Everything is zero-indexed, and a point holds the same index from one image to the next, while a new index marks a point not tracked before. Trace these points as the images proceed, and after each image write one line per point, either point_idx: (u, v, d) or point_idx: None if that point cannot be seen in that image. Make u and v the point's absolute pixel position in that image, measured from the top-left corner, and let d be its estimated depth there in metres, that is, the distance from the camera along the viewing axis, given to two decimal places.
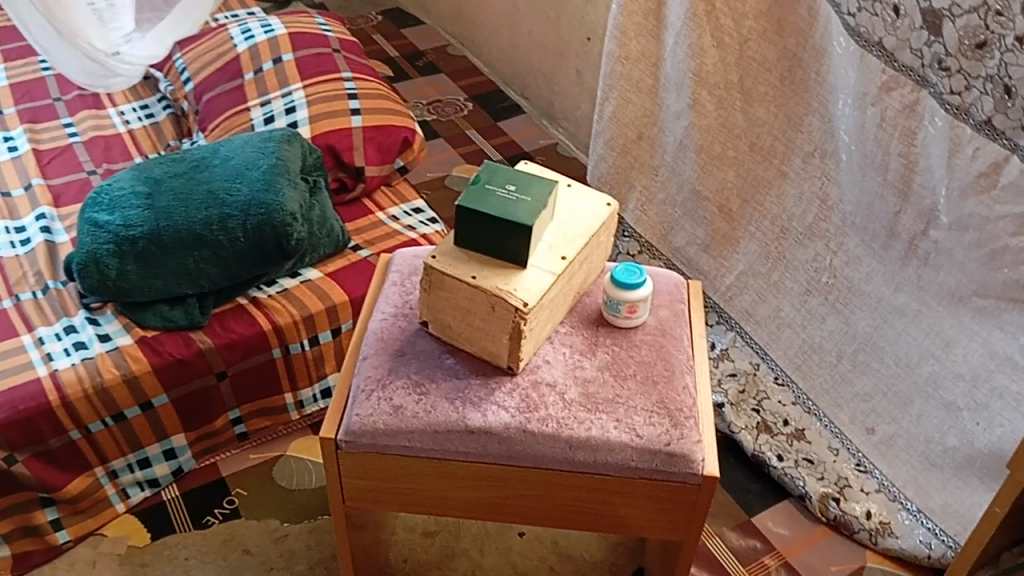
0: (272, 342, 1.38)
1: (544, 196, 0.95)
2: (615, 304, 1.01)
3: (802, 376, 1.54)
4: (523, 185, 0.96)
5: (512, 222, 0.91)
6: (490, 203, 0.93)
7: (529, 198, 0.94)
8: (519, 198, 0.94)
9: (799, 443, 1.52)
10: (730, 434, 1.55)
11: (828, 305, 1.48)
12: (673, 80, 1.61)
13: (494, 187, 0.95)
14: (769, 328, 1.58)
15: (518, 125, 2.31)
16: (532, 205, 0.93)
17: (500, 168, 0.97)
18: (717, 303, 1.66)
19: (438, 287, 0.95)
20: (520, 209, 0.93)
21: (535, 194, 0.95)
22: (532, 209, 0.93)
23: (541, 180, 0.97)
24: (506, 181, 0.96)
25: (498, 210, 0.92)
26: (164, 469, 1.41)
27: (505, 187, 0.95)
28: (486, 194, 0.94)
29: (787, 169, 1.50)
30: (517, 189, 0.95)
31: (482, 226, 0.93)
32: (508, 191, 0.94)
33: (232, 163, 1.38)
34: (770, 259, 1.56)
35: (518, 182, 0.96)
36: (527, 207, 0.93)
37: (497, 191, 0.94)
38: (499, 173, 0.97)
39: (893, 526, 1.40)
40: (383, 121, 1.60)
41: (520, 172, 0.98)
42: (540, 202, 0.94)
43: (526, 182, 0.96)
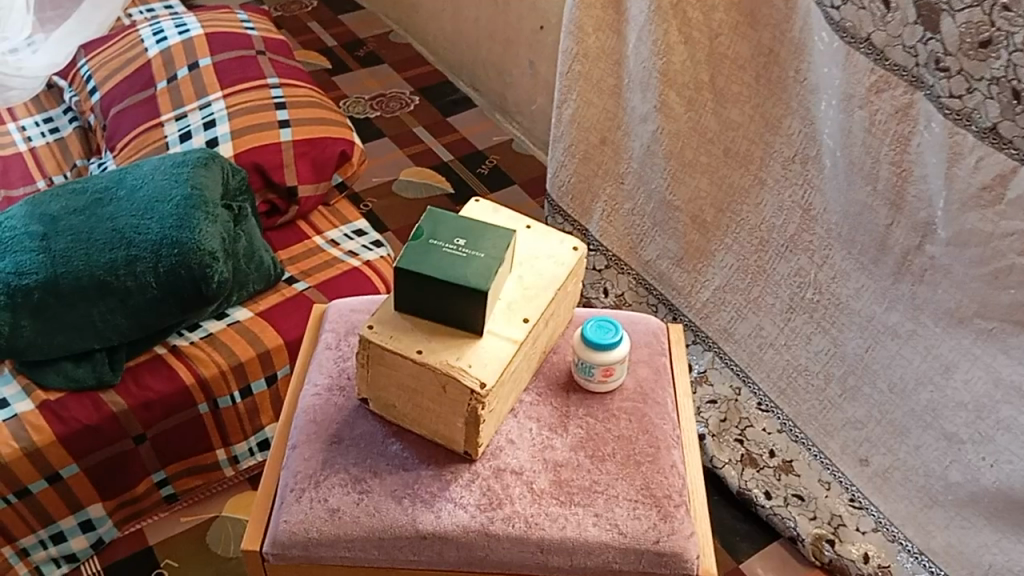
0: (196, 397, 1.21)
1: (500, 248, 0.80)
2: (588, 367, 0.86)
3: (786, 402, 1.42)
4: (474, 237, 0.80)
5: (464, 286, 0.76)
6: (436, 264, 0.77)
7: (482, 253, 0.79)
8: (471, 254, 0.79)
9: (786, 476, 1.41)
10: (713, 469, 1.46)
11: (814, 324, 1.36)
12: (637, 80, 1.45)
13: (439, 242, 0.79)
14: (749, 348, 1.45)
15: (468, 120, 2.14)
16: (487, 261, 0.78)
17: (446, 217, 0.82)
18: (693, 322, 1.53)
19: (377, 363, 0.80)
20: (473, 268, 0.77)
21: (490, 247, 0.80)
22: (487, 268, 0.78)
23: (496, 228, 0.82)
24: (453, 233, 0.80)
25: (446, 272, 0.77)
26: (83, 543, 1.23)
27: (453, 241, 0.80)
28: (430, 252, 0.78)
29: (766, 176, 1.35)
30: (467, 242, 0.80)
31: (427, 290, 0.78)
32: (456, 246, 0.79)
33: (140, 195, 1.20)
34: (748, 273, 1.43)
35: (468, 234, 0.81)
36: (481, 266, 0.78)
37: (444, 246, 0.79)
38: (444, 223, 0.81)
39: (893, 569, 1.30)
40: (316, 133, 1.43)
41: (470, 220, 0.83)
42: (496, 258, 0.79)
43: (478, 232, 0.81)
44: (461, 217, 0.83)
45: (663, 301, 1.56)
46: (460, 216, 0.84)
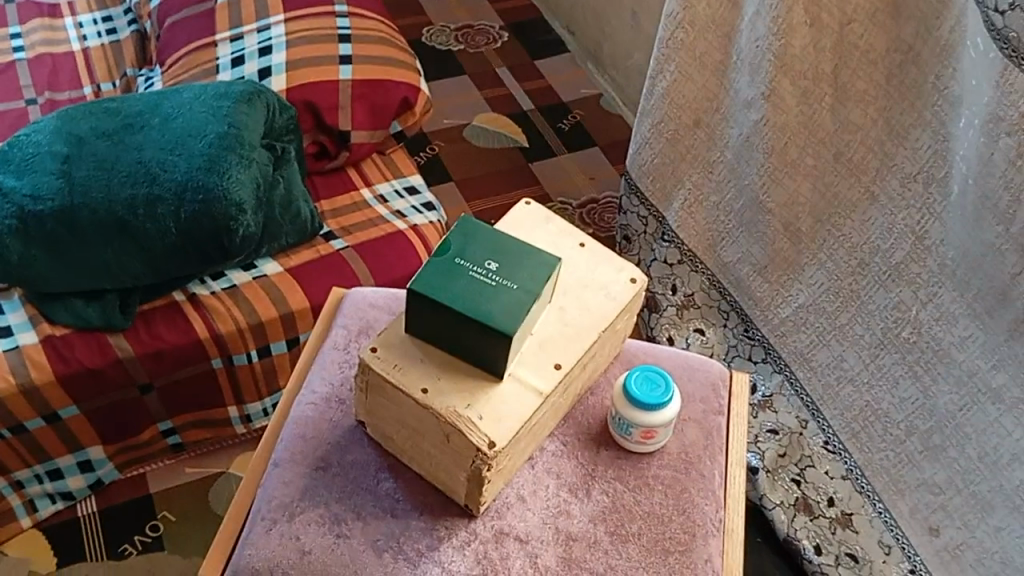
0: (209, 353, 1.12)
1: (538, 280, 0.66)
2: (626, 426, 0.73)
3: (857, 446, 1.26)
4: (509, 261, 0.67)
5: (487, 324, 0.63)
6: (457, 292, 0.64)
7: (515, 284, 0.66)
8: (501, 284, 0.65)
9: (842, 531, 1.28)
10: (761, 506, 1.34)
11: (904, 367, 1.19)
12: (747, 61, 1.26)
13: (466, 263, 0.66)
14: (825, 379, 1.29)
15: (558, 67, 1.97)
16: (519, 296, 0.65)
17: (480, 231, 0.69)
18: (765, 337, 1.37)
19: (376, 393, 0.68)
20: (500, 303, 0.64)
21: (526, 277, 0.66)
22: (518, 305, 0.64)
23: (537, 252, 0.69)
24: (485, 253, 0.67)
25: (468, 304, 0.64)
26: (80, 483, 1.18)
27: (483, 263, 0.66)
28: (453, 275, 0.65)
29: (879, 191, 1.17)
30: (499, 267, 0.66)
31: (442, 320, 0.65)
32: (486, 271, 0.66)
33: (173, 126, 1.10)
34: (839, 296, 1.26)
35: (502, 256, 0.67)
36: (511, 302, 0.64)
37: (471, 269, 0.66)
38: (476, 239, 0.68)
39: None
40: (378, 74, 1.29)
41: (508, 237, 0.69)
42: (531, 292, 0.65)
43: (515, 255, 0.68)
44: (498, 231, 0.69)
45: (736, 309, 1.40)
46: (497, 230, 0.70)
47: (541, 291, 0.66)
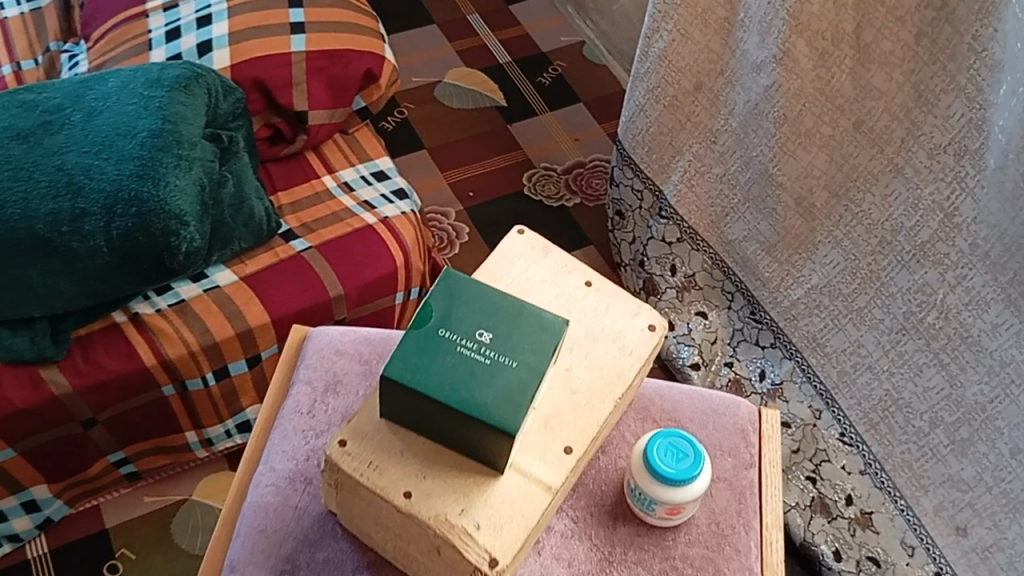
0: (158, 379, 0.99)
1: (544, 354, 0.53)
2: (649, 502, 0.62)
3: (877, 438, 1.15)
4: (507, 327, 0.54)
5: (482, 423, 0.51)
6: (442, 379, 0.51)
7: (516, 361, 0.53)
8: (498, 362, 0.52)
9: (863, 532, 1.17)
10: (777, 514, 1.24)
11: (929, 354, 1.07)
12: (755, 18, 1.12)
13: (451, 336, 0.53)
14: (841, 365, 1.18)
15: (536, 13, 1.79)
16: (522, 378, 0.52)
17: (467, 288, 0.55)
18: (774, 320, 1.25)
19: (349, 493, 0.56)
20: (498, 392, 0.51)
21: (529, 350, 0.53)
22: (521, 393, 0.52)
23: (540, 311, 0.55)
24: (474, 319, 0.54)
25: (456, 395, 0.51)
26: (26, 524, 1.05)
27: (473, 334, 0.53)
28: (435, 355, 0.52)
29: (904, 162, 1.04)
30: (494, 339, 0.53)
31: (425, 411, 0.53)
32: (477, 345, 0.53)
33: (98, 122, 0.94)
34: (857, 277, 1.13)
35: (497, 322, 0.54)
36: (512, 387, 0.52)
37: (459, 343, 0.53)
38: (462, 300, 0.54)
39: None
40: (338, 44, 1.13)
41: (501, 292, 0.56)
42: (537, 372, 0.52)
43: (513, 318, 0.54)
44: (490, 286, 0.56)
45: (741, 289, 1.28)
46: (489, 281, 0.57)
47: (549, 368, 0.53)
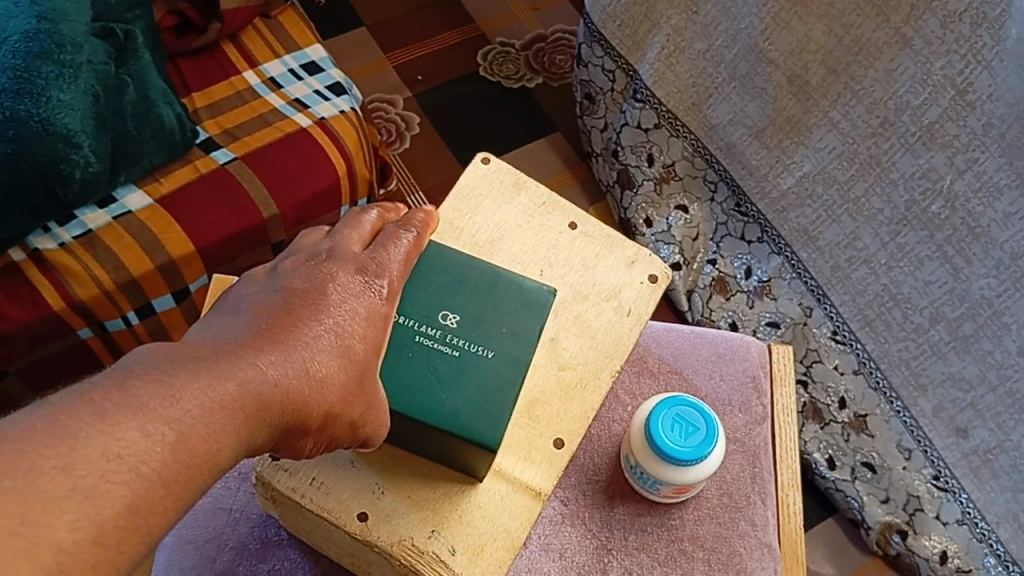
0: (71, 324, 0.86)
1: (522, 341, 0.54)
2: (653, 482, 0.65)
3: (871, 336, 1.04)
4: (476, 306, 0.54)
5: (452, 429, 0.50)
6: (404, 377, 0.51)
7: (486, 348, 0.53)
8: (469, 352, 0.52)
9: (857, 437, 1.08)
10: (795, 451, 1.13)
11: (932, 247, 0.96)
12: None
13: (411, 324, 0.53)
14: (834, 260, 1.06)
15: None
16: (495, 370, 0.52)
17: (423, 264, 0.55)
18: (762, 213, 1.13)
19: (311, 516, 0.56)
20: (466, 384, 0.52)
21: (504, 337, 0.53)
22: (492, 386, 0.52)
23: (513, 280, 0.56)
24: (438, 303, 0.54)
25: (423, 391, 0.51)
26: None
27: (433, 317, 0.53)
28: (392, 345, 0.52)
29: (913, 32, 0.91)
30: (461, 324, 0.53)
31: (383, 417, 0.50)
32: (439, 329, 0.53)
33: None
34: (854, 162, 1.01)
35: (462, 303, 0.54)
36: (481, 380, 0.52)
37: (418, 331, 0.53)
38: (423, 284, 0.54)
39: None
40: None
41: (469, 263, 0.56)
42: (513, 362, 0.53)
43: (483, 293, 0.55)
44: (453, 255, 0.56)
45: (725, 179, 1.16)
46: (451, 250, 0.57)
47: (530, 355, 0.53)
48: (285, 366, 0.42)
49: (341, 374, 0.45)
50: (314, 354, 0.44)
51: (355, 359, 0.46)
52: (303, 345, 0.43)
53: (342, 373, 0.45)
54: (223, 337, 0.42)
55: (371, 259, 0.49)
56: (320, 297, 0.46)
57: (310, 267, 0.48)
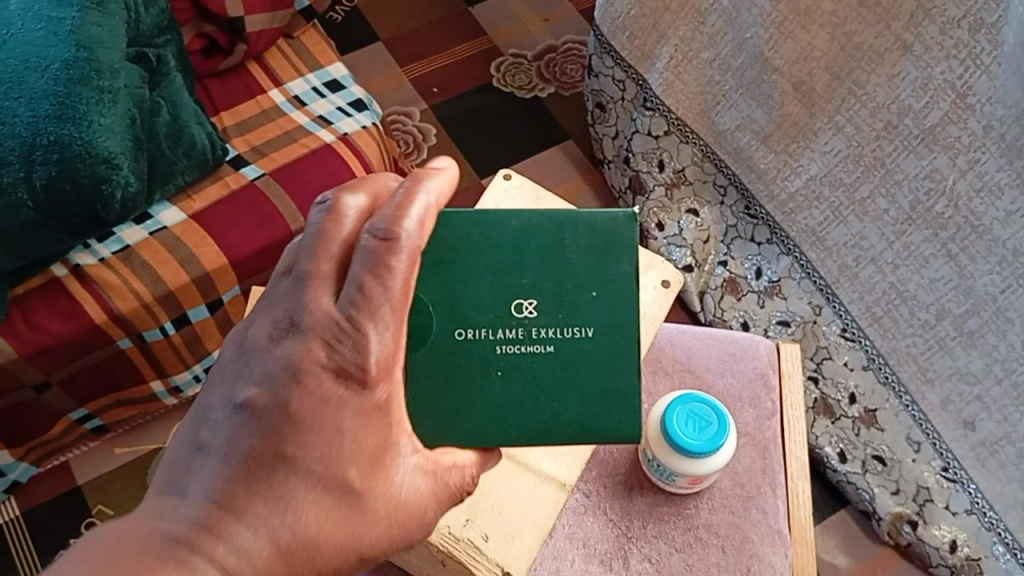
0: (112, 336, 0.90)
1: (612, 302, 0.53)
2: (669, 473, 0.68)
3: (880, 333, 1.08)
4: (550, 279, 0.52)
5: (581, 426, 0.52)
6: (501, 395, 0.52)
7: (580, 321, 0.52)
8: (560, 339, 0.52)
9: (867, 431, 1.11)
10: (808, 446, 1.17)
11: (937, 245, 0.99)
12: None
13: (484, 335, 0.52)
14: (841, 259, 1.09)
15: None
16: (597, 345, 0.52)
17: (468, 251, 0.53)
18: (772, 216, 1.16)
19: None
20: (576, 367, 0.52)
21: (591, 308, 0.52)
22: (602, 358, 0.52)
23: (579, 230, 0.53)
24: (512, 291, 0.52)
25: (534, 399, 0.52)
26: None
27: (510, 316, 0.52)
28: (475, 362, 0.52)
29: (914, 39, 0.94)
30: (540, 308, 0.52)
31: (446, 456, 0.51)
32: (520, 326, 0.52)
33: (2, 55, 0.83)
34: (859, 164, 1.04)
35: (535, 285, 0.53)
36: (589, 359, 0.52)
37: (494, 337, 0.52)
38: (486, 274, 0.53)
39: (983, 563, 1.04)
40: None
41: (530, 230, 0.53)
42: (610, 327, 0.52)
43: (554, 259, 0.53)
44: (508, 223, 0.53)
45: (734, 183, 1.19)
46: (511, 223, 0.53)
47: (624, 316, 0.53)
48: (247, 543, 0.40)
49: (324, 524, 0.42)
50: (283, 509, 0.41)
51: (342, 489, 0.43)
52: (262, 506, 0.41)
53: (323, 513, 0.42)
54: (178, 514, 0.41)
55: (351, 315, 0.42)
56: (285, 433, 0.42)
57: (279, 357, 0.43)
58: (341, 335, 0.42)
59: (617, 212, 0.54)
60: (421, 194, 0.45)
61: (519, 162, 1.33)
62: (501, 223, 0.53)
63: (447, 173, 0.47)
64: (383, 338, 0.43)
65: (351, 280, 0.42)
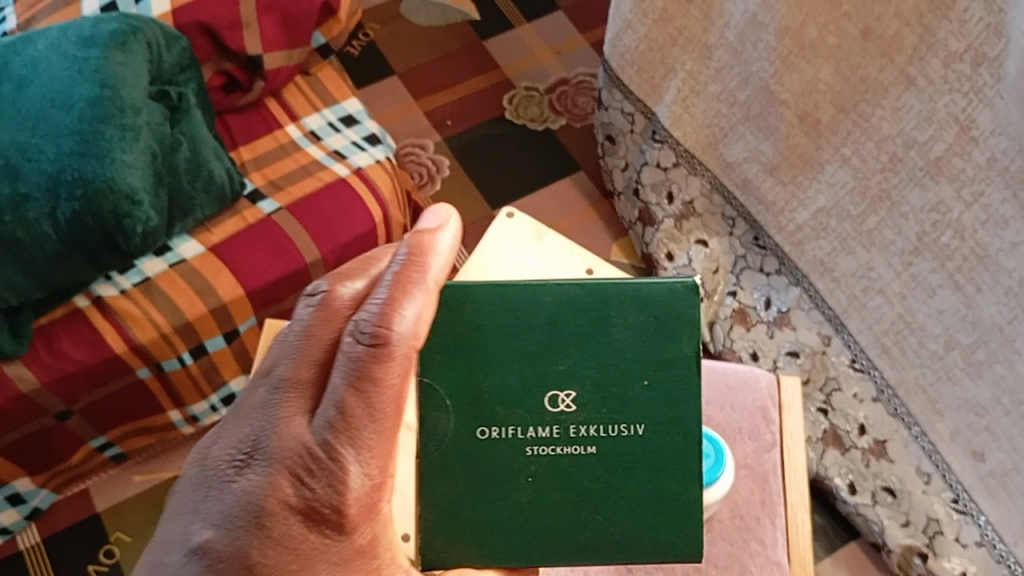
0: (131, 365, 0.93)
1: (658, 398, 0.58)
2: None
3: (889, 363, 1.08)
4: (588, 368, 0.58)
5: (627, 529, 0.58)
6: (541, 504, 0.58)
7: (626, 418, 0.58)
8: (604, 438, 0.58)
9: (876, 462, 1.12)
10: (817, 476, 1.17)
11: (944, 276, 0.99)
12: None
13: (524, 437, 0.58)
14: (850, 290, 1.10)
15: None
16: (644, 441, 0.58)
17: (495, 333, 0.58)
18: (779, 246, 1.17)
19: None
20: (613, 465, 0.58)
21: (634, 408, 0.58)
22: (648, 456, 0.58)
23: (625, 306, 0.58)
24: (549, 391, 0.58)
25: (567, 500, 0.58)
26: (16, 517, 1.02)
27: (545, 410, 0.58)
28: (508, 456, 0.58)
29: (917, 72, 0.95)
30: (578, 406, 0.58)
31: (468, 568, 0.58)
32: (556, 421, 0.58)
33: (31, 94, 0.87)
34: (866, 196, 1.05)
35: (573, 381, 0.58)
36: (634, 457, 0.58)
37: (531, 441, 0.58)
38: (523, 377, 0.58)
39: None
40: None
41: (565, 325, 0.58)
42: (659, 420, 0.58)
43: (594, 346, 0.58)
44: (541, 319, 0.58)
45: (743, 215, 1.21)
46: (543, 319, 0.58)
47: (668, 412, 0.58)
48: None
49: None
50: None
51: None
52: None
53: None
54: None
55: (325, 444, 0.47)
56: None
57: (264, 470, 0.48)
58: (315, 469, 0.47)
59: (674, 283, 0.58)
60: (419, 274, 0.50)
61: (530, 195, 1.36)
62: (537, 305, 0.58)
63: (445, 236, 0.53)
64: (364, 472, 0.48)
65: (346, 363, 0.47)
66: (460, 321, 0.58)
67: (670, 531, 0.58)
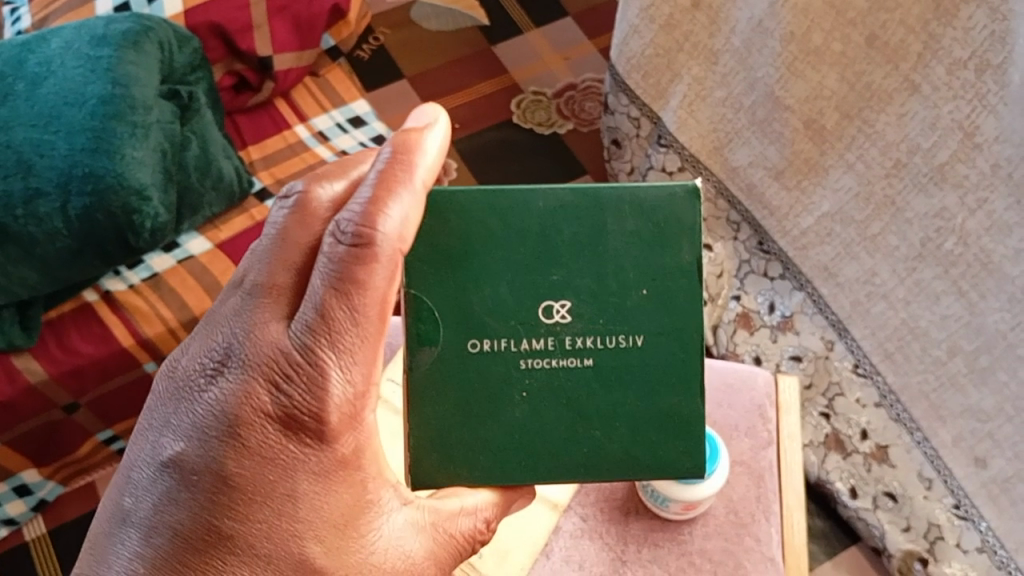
0: (138, 360, 0.93)
1: (659, 310, 0.59)
2: (663, 499, 0.72)
3: (892, 368, 1.08)
4: (583, 279, 0.58)
5: (633, 434, 0.60)
6: (533, 426, 0.59)
7: (627, 331, 0.59)
8: (605, 348, 0.59)
9: (878, 467, 1.12)
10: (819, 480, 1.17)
11: (948, 282, 0.99)
12: None
13: (517, 350, 0.59)
14: (853, 295, 1.10)
15: None
16: (643, 354, 0.59)
17: (486, 241, 0.58)
18: (784, 251, 1.18)
19: None
20: (613, 379, 0.59)
21: (636, 321, 0.59)
22: (648, 371, 0.59)
23: (622, 213, 0.58)
24: (546, 303, 0.58)
25: (564, 416, 0.59)
26: (22, 507, 1.03)
27: (540, 321, 0.58)
28: (500, 372, 0.59)
29: (921, 79, 0.96)
30: (576, 317, 0.59)
31: (463, 489, 0.59)
32: (551, 335, 0.59)
33: (45, 91, 0.88)
34: (870, 202, 1.05)
35: (574, 292, 0.58)
36: (635, 367, 0.59)
37: (524, 354, 0.59)
38: (515, 282, 0.58)
39: None
40: None
41: (557, 232, 0.58)
42: (660, 334, 0.59)
43: (591, 255, 0.58)
44: (534, 224, 0.58)
45: (747, 220, 1.21)
46: (536, 221, 0.58)
47: (665, 321, 0.59)
48: None
49: None
50: None
51: None
52: None
53: None
54: None
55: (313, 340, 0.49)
56: (223, 499, 0.49)
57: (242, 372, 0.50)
58: (291, 375, 0.49)
59: (674, 189, 0.59)
60: (406, 174, 0.51)
61: None
62: (529, 208, 0.58)
63: (433, 134, 0.54)
64: (344, 378, 0.49)
65: (326, 265, 0.49)
66: (451, 229, 0.58)
67: (673, 448, 0.60)
